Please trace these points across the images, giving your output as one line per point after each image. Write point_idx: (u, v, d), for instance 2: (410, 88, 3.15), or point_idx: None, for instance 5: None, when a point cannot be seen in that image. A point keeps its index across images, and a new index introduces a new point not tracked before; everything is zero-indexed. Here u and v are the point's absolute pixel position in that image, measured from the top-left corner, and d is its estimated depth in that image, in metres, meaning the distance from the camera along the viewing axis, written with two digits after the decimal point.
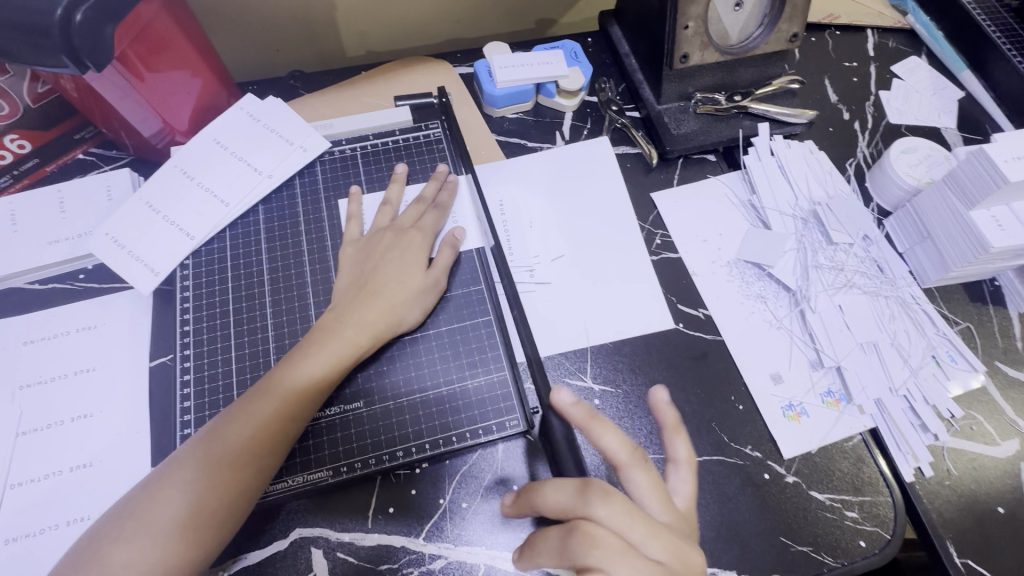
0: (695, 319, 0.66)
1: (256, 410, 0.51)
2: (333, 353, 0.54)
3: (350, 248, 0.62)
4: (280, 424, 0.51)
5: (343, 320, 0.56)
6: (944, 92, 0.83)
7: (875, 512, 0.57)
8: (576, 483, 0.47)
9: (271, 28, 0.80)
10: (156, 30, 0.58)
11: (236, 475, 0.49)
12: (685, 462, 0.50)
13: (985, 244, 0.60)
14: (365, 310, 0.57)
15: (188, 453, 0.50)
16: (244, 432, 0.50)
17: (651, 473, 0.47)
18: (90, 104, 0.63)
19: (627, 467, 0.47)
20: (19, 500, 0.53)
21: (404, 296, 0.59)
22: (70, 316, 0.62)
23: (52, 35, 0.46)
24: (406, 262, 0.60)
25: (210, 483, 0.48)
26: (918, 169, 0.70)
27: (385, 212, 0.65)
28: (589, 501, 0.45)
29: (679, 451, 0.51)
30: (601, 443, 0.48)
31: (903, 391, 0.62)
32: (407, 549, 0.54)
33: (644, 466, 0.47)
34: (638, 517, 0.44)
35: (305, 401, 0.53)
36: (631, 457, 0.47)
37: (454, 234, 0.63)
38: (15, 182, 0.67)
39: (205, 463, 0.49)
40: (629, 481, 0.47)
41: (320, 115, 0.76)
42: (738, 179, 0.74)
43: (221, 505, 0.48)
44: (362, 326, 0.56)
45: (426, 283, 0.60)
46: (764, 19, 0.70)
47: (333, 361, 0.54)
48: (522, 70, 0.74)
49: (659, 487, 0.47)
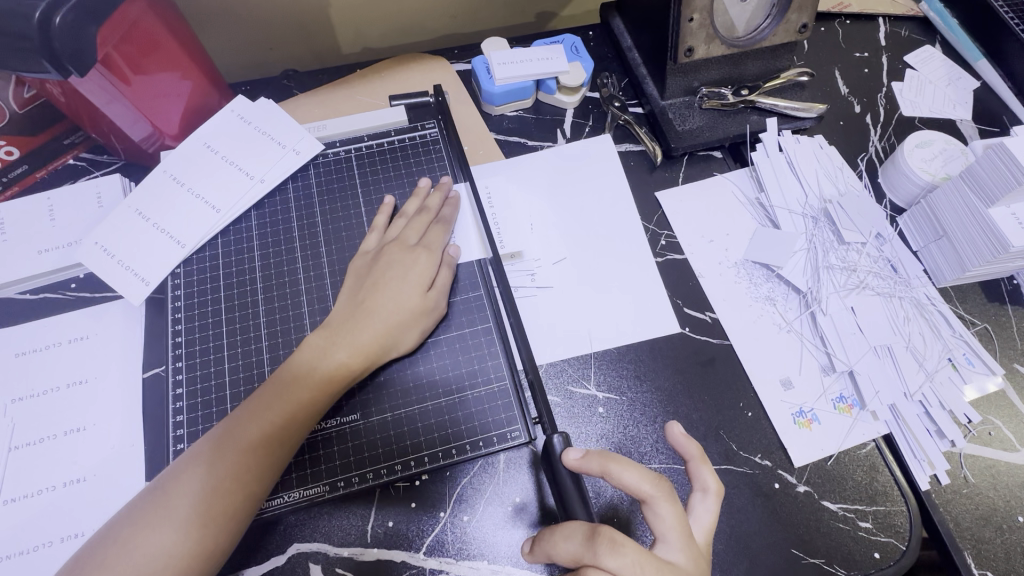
0: (702, 323, 0.64)
1: (249, 430, 0.50)
2: (328, 371, 0.53)
3: (361, 260, 0.60)
4: (270, 449, 0.50)
5: (337, 338, 0.55)
6: (959, 82, 0.80)
7: (890, 522, 0.56)
8: (585, 530, 0.42)
9: (263, 26, 0.77)
10: (143, 30, 0.56)
11: (225, 501, 0.47)
12: (714, 492, 0.47)
13: (1005, 243, 0.57)
14: (360, 331, 0.55)
15: (177, 476, 0.49)
16: (234, 458, 0.49)
17: (677, 507, 0.44)
18: (78, 109, 0.61)
19: (654, 501, 0.43)
20: (12, 517, 0.52)
21: (401, 320, 0.56)
22: (63, 326, 0.60)
23: (31, 39, 0.44)
24: (406, 280, 0.57)
25: (196, 505, 0.47)
26: (933, 163, 0.68)
27: (422, 217, 0.62)
28: (598, 553, 0.41)
29: (707, 480, 0.48)
30: (622, 481, 0.44)
31: (919, 396, 0.60)
32: (407, 563, 0.52)
33: (671, 499, 0.44)
34: (649, 567, 0.40)
35: (296, 427, 0.51)
36: (657, 488, 0.44)
37: (451, 251, 0.61)
38: (5, 189, 0.65)
39: (193, 488, 0.48)
40: (656, 515, 0.43)
41: (314, 116, 0.74)
42: (745, 176, 0.72)
43: (208, 535, 0.47)
44: (356, 347, 0.54)
45: (430, 305, 0.58)
46: (772, 10, 0.68)
47: (327, 380, 0.53)
48: (521, 66, 0.72)
49: (683, 526, 0.43)
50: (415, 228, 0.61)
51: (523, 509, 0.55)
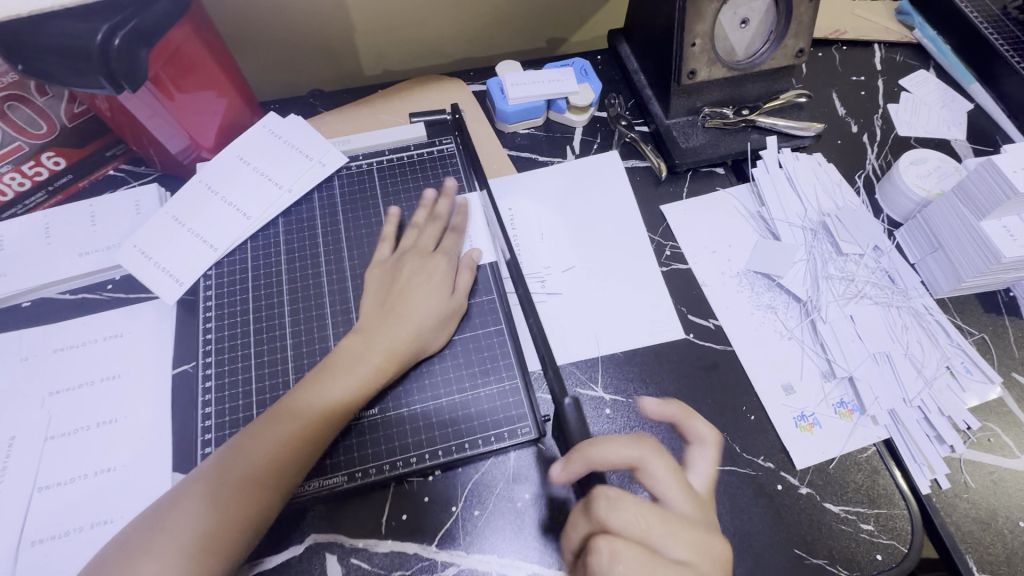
0: (705, 329, 0.67)
1: (284, 429, 0.52)
2: (362, 374, 0.55)
3: (380, 268, 0.63)
4: (307, 444, 0.52)
5: (373, 341, 0.57)
6: (953, 104, 0.83)
7: (891, 525, 0.57)
8: (585, 508, 0.45)
9: (293, 52, 0.83)
10: (184, 53, 0.61)
11: (259, 492, 0.50)
12: (711, 441, 0.50)
13: (997, 254, 0.60)
14: (394, 332, 0.58)
15: (216, 468, 0.51)
16: (272, 452, 0.51)
17: (666, 459, 0.46)
18: (122, 123, 0.66)
19: (642, 463, 0.45)
20: (46, 503, 0.54)
21: (434, 323, 0.60)
22: (99, 325, 0.64)
23: (93, 58, 0.49)
24: (430, 288, 0.61)
25: (229, 501, 0.49)
26: (928, 180, 0.71)
27: (434, 227, 0.66)
28: (600, 514, 0.43)
29: (702, 431, 0.50)
30: (605, 458, 0.46)
31: (917, 402, 0.61)
32: (420, 555, 0.54)
33: (661, 454, 0.46)
34: (654, 514, 0.42)
35: (330, 423, 0.54)
36: (637, 450, 0.46)
37: (472, 255, 0.65)
38: (49, 198, 0.70)
39: (230, 480, 0.50)
40: (651, 473, 0.45)
41: (338, 132, 0.78)
42: (747, 192, 0.75)
43: (241, 525, 0.49)
44: (391, 349, 0.57)
45: (451, 308, 0.61)
46: (769, 36, 0.73)
47: (359, 383, 0.55)
48: (533, 87, 0.76)
49: (677, 471, 0.46)
50: (431, 233, 0.66)
51: (532, 504, 0.57)
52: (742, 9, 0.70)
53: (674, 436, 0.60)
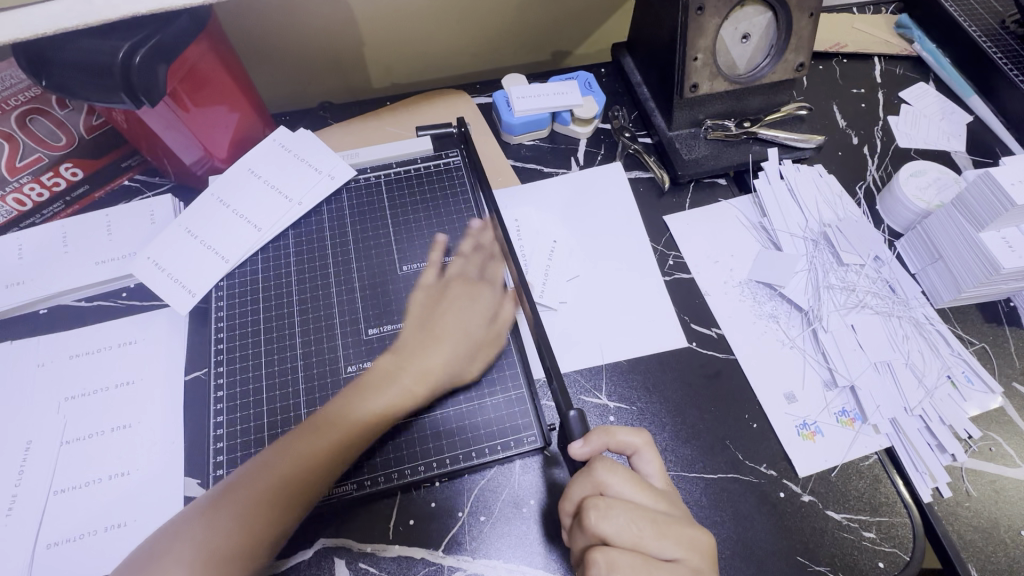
0: (708, 338, 0.67)
1: (315, 444, 0.56)
2: (392, 397, 0.59)
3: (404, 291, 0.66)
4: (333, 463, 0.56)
5: (405, 363, 0.61)
6: (953, 116, 0.84)
7: (893, 533, 0.57)
8: (578, 534, 0.47)
9: (303, 65, 0.85)
10: (200, 70, 0.63)
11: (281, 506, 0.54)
12: (644, 443, 0.52)
13: (995, 265, 0.61)
14: (427, 355, 0.61)
15: (246, 480, 0.55)
16: (298, 468, 0.55)
17: (625, 471, 0.48)
18: (138, 135, 0.68)
19: (609, 483, 0.47)
20: (61, 506, 0.55)
21: (469, 347, 0.63)
22: (113, 332, 0.65)
23: (115, 74, 0.51)
24: (470, 318, 0.64)
25: (259, 508, 0.54)
26: (927, 192, 0.72)
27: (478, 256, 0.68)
28: (592, 534, 0.45)
29: (632, 439, 0.52)
30: (581, 492, 0.48)
31: (919, 411, 0.62)
32: (427, 560, 0.55)
33: (619, 468, 0.48)
34: (642, 521, 0.45)
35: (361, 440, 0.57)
36: (606, 472, 0.47)
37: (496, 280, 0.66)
38: (66, 208, 0.72)
39: (257, 492, 0.54)
40: (617, 489, 0.47)
41: (346, 144, 0.80)
42: (749, 203, 0.76)
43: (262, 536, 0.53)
44: (421, 371, 0.61)
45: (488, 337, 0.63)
46: (770, 50, 0.74)
47: (390, 404, 0.59)
48: (538, 100, 0.78)
49: (639, 480, 0.48)
50: (474, 264, 0.68)
51: (537, 510, 0.57)
52: (743, 24, 0.71)
53: (678, 444, 0.61)
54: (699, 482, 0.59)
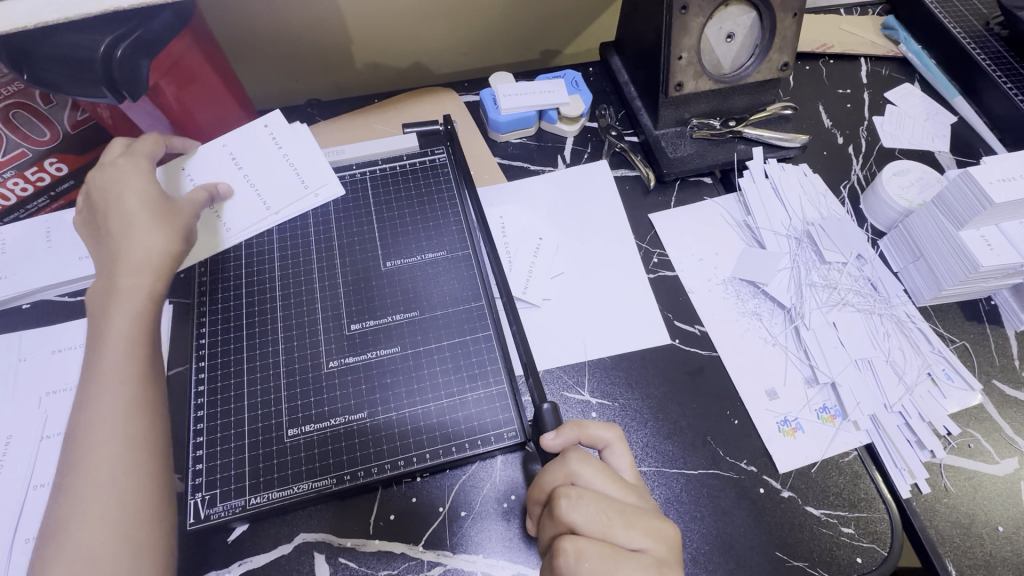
0: (691, 335, 0.68)
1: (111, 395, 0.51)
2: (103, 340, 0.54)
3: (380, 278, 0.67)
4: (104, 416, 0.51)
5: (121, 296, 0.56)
6: (938, 117, 0.85)
7: (871, 528, 0.58)
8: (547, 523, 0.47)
9: (292, 62, 0.85)
10: (185, 64, 0.63)
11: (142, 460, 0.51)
12: (616, 438, 0.54)
13: (974, 262, 0.61)
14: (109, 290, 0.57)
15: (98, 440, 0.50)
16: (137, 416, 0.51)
17: (597, 464, 0.49)
18: (123, 129, 0.68)
19: (581, 474, 0.48)
20: (39, 501, 0.55)
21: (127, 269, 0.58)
22: None
23: (96, 68, 0.51)
24: (454, 312, 0.65)
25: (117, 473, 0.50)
26: (910, 191, 0.72)
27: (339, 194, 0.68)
28: (559, 523, 0.46)
29: (605, 434, 0.53)
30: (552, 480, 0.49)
31: (898, 408, 0.63)
32: (407, 555, 0.55)
33: (591, 459, 0.49)
34: (612, 512, 0.45)
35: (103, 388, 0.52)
36: (577, 462, 0.49)
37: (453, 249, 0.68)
38: (51, 203, 0.72)
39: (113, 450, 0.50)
40: (588, 479, 0.48)
41: (334, 140, 0.80)
42: (733, 201, 0.77)
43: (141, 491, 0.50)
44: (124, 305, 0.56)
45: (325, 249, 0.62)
46: (756, 49, 0.75)
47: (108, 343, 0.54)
48: (525, 98, 0.78)
49: (610, 472, 0.49)
50: (457, 260, 0.69)
51: (518, 505, 0.58)
52: (728, 24, 0.72)
53: (659, 439, 0.61)
54: (678, 478, 0.59)
